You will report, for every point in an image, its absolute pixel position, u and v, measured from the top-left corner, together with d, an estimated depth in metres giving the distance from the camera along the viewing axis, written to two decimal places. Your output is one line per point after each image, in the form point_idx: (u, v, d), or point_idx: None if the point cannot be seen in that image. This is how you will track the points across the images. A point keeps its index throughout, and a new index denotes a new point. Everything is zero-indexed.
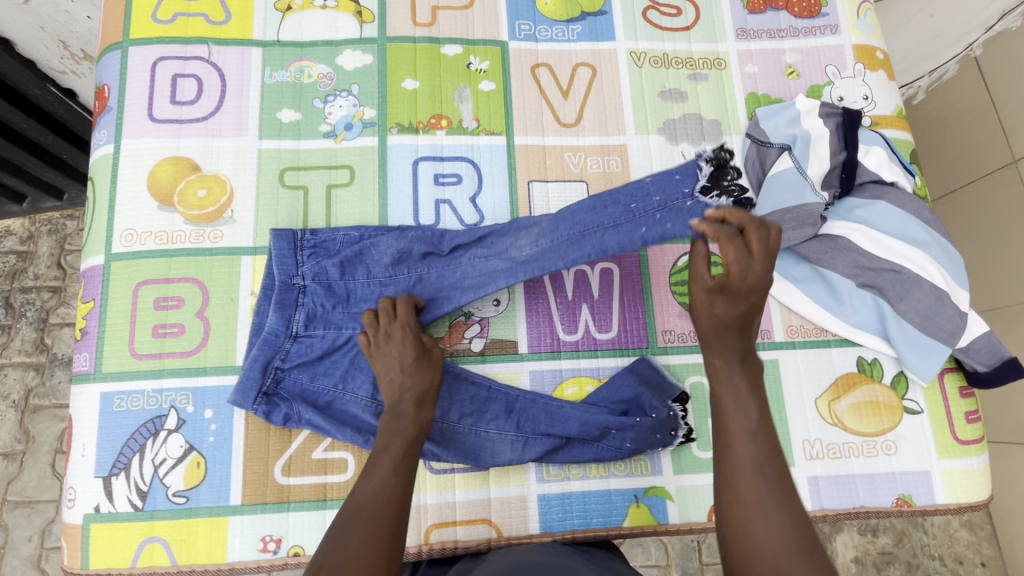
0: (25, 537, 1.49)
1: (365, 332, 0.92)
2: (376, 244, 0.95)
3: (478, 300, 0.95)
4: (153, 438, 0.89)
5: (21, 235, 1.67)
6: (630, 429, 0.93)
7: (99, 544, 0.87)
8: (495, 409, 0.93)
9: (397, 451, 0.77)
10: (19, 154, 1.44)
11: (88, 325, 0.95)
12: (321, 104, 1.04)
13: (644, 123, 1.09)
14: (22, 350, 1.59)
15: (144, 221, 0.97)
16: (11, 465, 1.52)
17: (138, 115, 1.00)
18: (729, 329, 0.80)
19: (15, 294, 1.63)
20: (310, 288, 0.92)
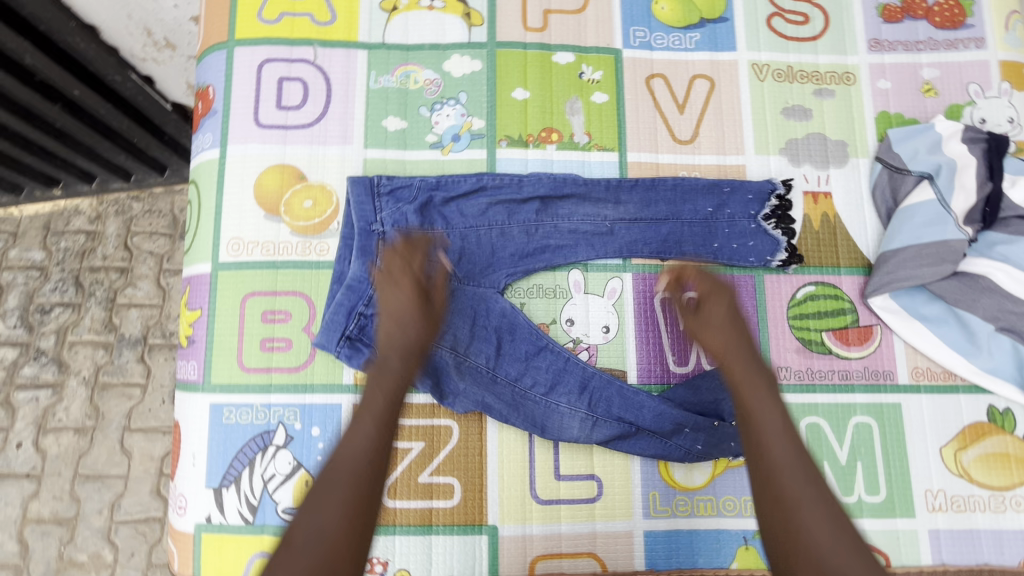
0: (95, 510, 1.53)
1: (449, 280, 0.92)
2: (455, 189, 0.95)
3: (557, 248, 0.96)
4: (263, 453, 0.89)
5: (90, 215, 1.70)
6: (703, 430, 0.90)
7: (211, 553, 0.88)
8: (570, 382, 0.91)
9: (376, 403, 0.74)
10: (94, 139, 1.44)
11: (195, 333, 0.94)
12: (428, 112, 1.00)
13: (765, 141, 1.02)
14: (91, 328, 1.62)
15: (251, 230, 0.95)
16: (82, 439, 1.57)
17: (244, 119, 0.98)
18: (743, 341, 0.79)
19: (85, 273, 1.66)
20: (391, 234, 0.92)
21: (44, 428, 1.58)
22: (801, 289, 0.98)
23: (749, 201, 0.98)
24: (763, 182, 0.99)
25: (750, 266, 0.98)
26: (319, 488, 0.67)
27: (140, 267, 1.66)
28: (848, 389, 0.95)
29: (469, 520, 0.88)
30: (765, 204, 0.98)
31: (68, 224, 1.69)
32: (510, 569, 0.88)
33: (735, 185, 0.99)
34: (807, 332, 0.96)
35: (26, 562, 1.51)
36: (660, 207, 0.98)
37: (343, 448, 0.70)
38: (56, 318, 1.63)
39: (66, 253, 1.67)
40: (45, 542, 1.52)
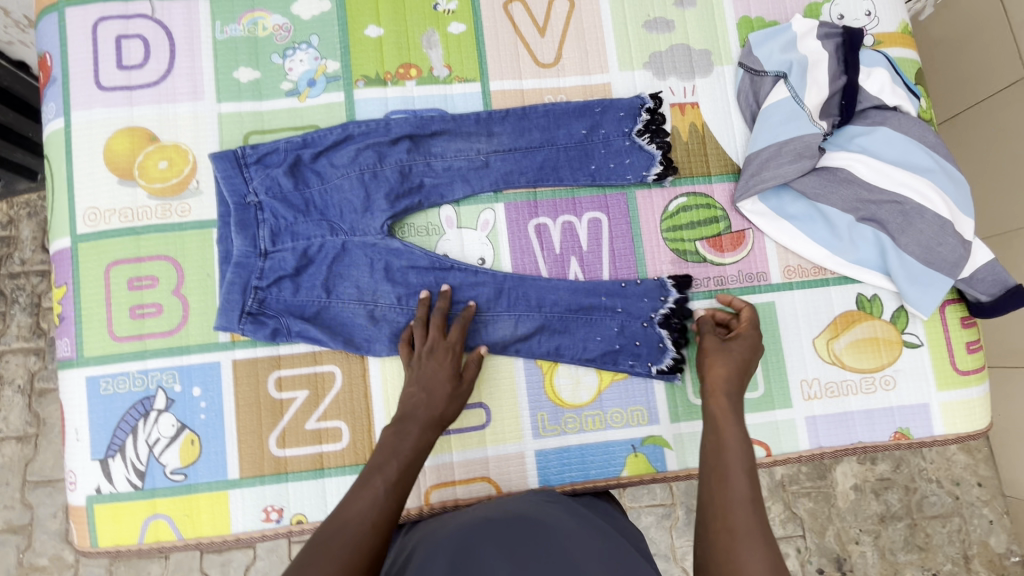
0: (51, 513, 1.54)
1: (336, 237, 0.92)
2: (322, 144, 0.93)
3: (437, 184, 0.95)
4: (145, 419, 0.88)
5: (1, 221, 1.60)
6: (616, 296, 0.95)
7: (105, 522, 0.88)
8: (485, 291, 0.93)
9: (388, 472, 0.74)
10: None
11: (64, 310, 0.92)
12: (281, 60, 0.97)
13: (629, 58, 1.01)
14: (19, 335, 1.57)
15: (106, 197, 0.92)
16: (26, 447, 1.55)
17: (84, 83, 0.93)
18: (734, 388, 0.81)
19: (4, 280, 1.57)
20: (267, 203, 0.91)
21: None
22: (674, 201, 0.99)
23: (620, 119, 0.98)
24: (632, 98, 0.99)
25: (629, 184, 0.98)
26: (332, 535, 0.64)
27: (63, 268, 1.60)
28: (725, 293, 0.98)
29: (360, 460, 0.89)
30: (637, 118, 0.98)
31: None
32: (406, 501, 0.90)
33: (605, 104, 0.98)
34: (681, 243, 0.98)
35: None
36: (534, 136, 0.97)
37: (348, 505, 0.68)
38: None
39: None
40: (2, 552, 1.52)
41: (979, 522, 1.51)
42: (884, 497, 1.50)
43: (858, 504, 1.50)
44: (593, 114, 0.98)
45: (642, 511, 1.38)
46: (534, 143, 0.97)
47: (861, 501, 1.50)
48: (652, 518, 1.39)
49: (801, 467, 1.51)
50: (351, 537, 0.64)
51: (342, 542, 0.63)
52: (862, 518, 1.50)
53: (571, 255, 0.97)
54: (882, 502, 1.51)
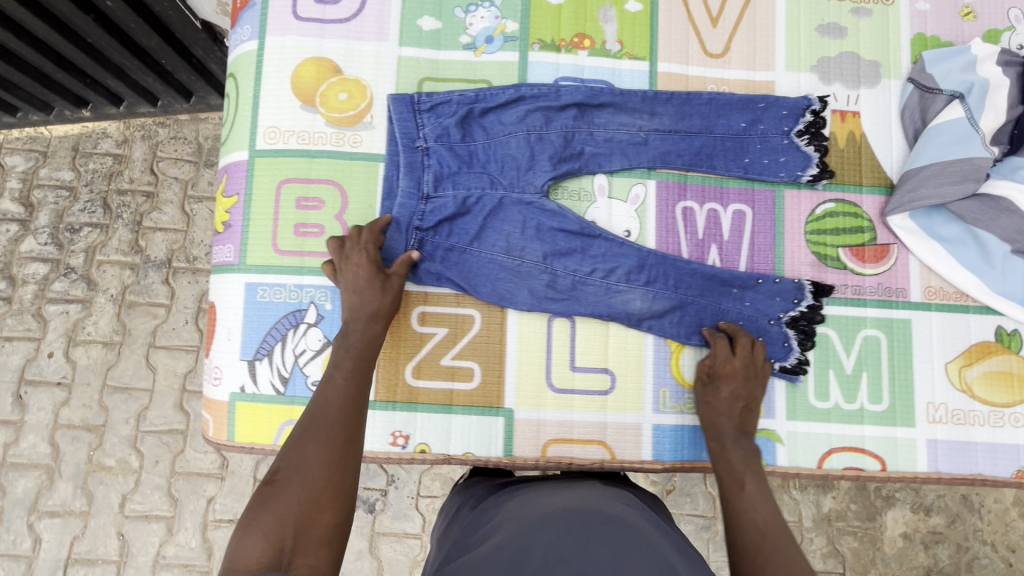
0: (123, 420, 1.62)
1: (494, 190, 0.94)
2: (492, 102, 0.96)
3: (596, 154, 0.97)
4: (294, 330, 0.94)
5: (117, 139, 1.73)
6: (750, 289, 0.95)
7: (245, 419, 0.94)
8: (626, 264, 0.95)
9: (344, 365, 0.85)
10: (121, 53, 1.46)
11: (232, 218, 0.99)
12: (463, 14, 1.01)
13: (797, 58, 1.02)
14: (119, 249, 1.68)
15: (287, 119, 0.97)
16: (110, 352, 1.64)
17: (282, 12, 0.99)
18: (737, 428, 0.89)
19: (112, 195, 1.70)
20: (434, 150, 0.94)
21: (74, 340, 1.65)
22: (821, 205, 0.99)
23: (782, 117, 0.98)
24: (799, 98, 0.98)
25: (778, 183, 0.99)
26: (308, 428, 0.77)
27: (165, 192, 1.70)
28: (859, 303, 0.98)
29: (488, 402, 0.93)
30: (799, 118, 0.98)
31: (96, 147, 1.73)
32: (524, 450, 0.93)
33: (770, 99, 0.98)
34: (824, 248, 0.98)
35: (58, 464, 1.61)
36: (695, 122, 0.98)
37: (323, 401, 0.80)
38: (85, 238, 1.68)
39: (94, 174, 1.71)
40: (76, 446, 1.61)
41: None
42: (934, 551, 1.48)
43: (905, 552, 1.48)
44: (755, 109, 0.98)
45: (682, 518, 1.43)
46: (695, 128, 0.98)
47: (909, 550, 1.48)
48: (691, 527, 1.43)
49: (852, 505, 1.48)
50: (327, 424, 0.78)
51: (318, 430, 0.77)
52: (908, 568, 1.47)
53: (712, 242, 0.99)
54: (931, 555, 1.48)
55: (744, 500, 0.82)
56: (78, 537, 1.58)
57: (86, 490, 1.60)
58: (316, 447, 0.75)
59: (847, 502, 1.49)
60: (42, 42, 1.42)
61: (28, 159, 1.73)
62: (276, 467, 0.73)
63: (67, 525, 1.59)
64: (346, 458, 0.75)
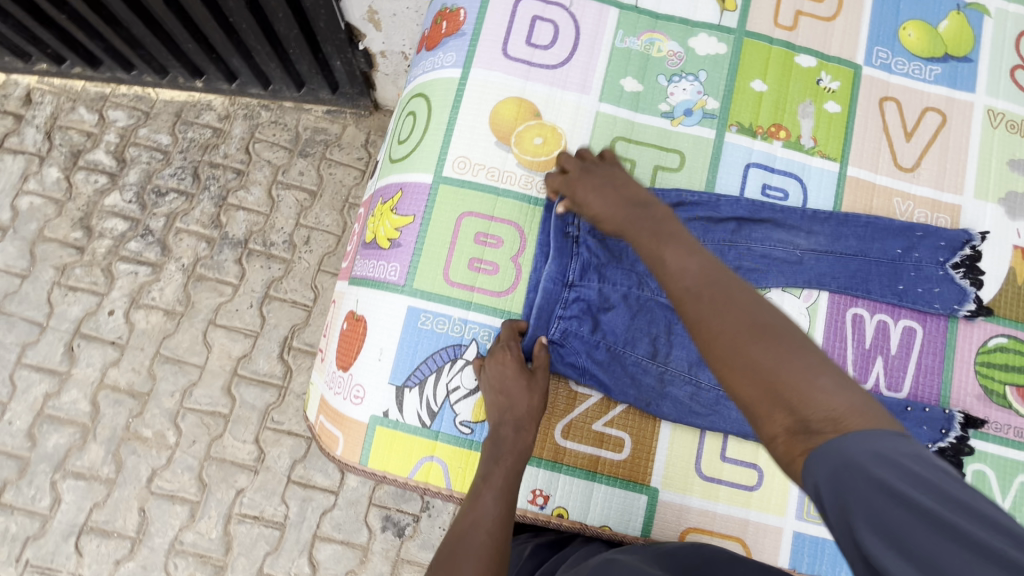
0: (168, 392, 1.54)
1: (642, 291, 0.92)
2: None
3: (747, 271, 0.94)
4: (451, 364, 0.92)
5: (219, 113, 1.73)
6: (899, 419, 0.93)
7: (380, 445, 0.91)
8: None
9: (495, 480, 0.81)
10: (258, 40, 1.47)
11: (402, 238, 0.98)
12: (666, 82, 1.02)
13: (985, 187, 1.02)
14: (199, 220, 1.65)
15: (480, 152, 0.98)
16: (169, 321, 1.59)
17: (493, 47, 1.01)
18: (711, 287, 0.65)
19: (204, 166, 1.69)
20: (585, 240, 0.92)
21: (137, 302, 1.59)
22: (993, 338, 0.97)
23: (938, 248, 0.96)
24: (958, 232, 0.97)
25: (932, 312, 0.97)
26: (458, 549, 0.73)
27: (255, 173, 1.70)
28: (1018, 446, 0.95)
29: (633, 476, 0.90)
30: (960, 249, 0.96)
31: (199, 117, 1.73)
32: (662, 533, 0.89)
33: (929, 230, 0.97)
34: (990, 380, 0.96)
35: (94, 425, 1.51)
36: (852, 246, 0.96)
37: (472, 522, 0.76)
38: (169, 203, 1.66)
39: (190, 143, 1.71)
40: (116, 410, 1.52)
41: None
42: None
43: None
44: (912, 236, 0.97)
45: None
46: (852, 254, 0.96)
47: None
48: None
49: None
50: (476, 552, 0.73)
51: (470, 554, 0.72)
52: None
53: (877, 355, 0.97)
54: None
55: (717, 326, 0.61)
56: (99, 505, 1.47)
57: (117, 457, 1.50)
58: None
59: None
60: (185, 14, 1.42)
61: (131, 116, 1.71)
62: None
63: (89, 491, 1.48)
64: None
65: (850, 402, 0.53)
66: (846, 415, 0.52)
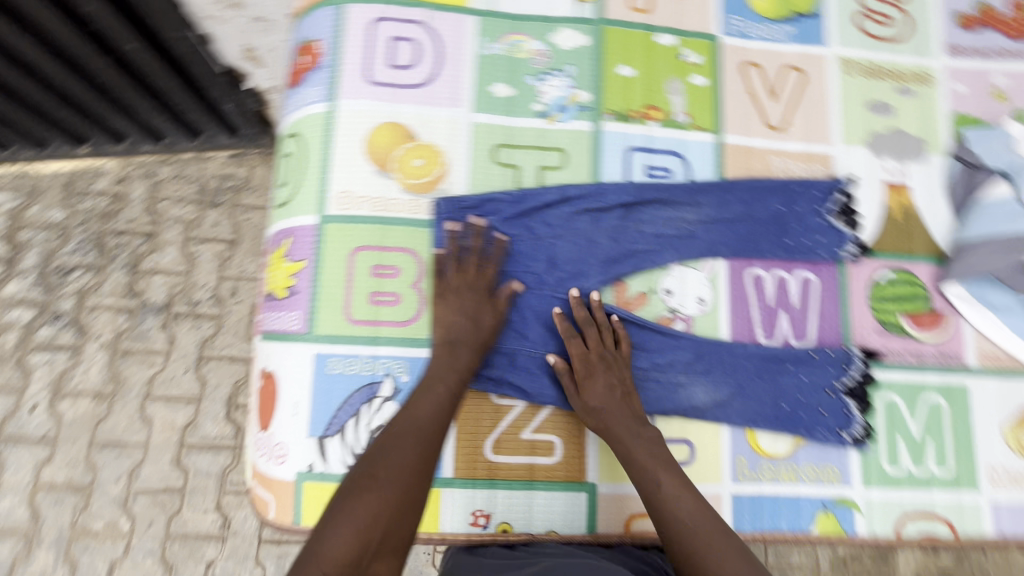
0: (114, 478, 1.45)
1: (545, 291, 0.94)
2: (537, 203, 0.97)
3: (642, 253, 0.97)
4: (369, 405, 0.90)
5: (115, 176, 1.63)
6: (804, 365, 0.99)
7: (312, 501, 0.89)
8: (683, 355, 0.96)
9: (449, 380, 0.84)
10: (135, 95, 1.37)
11: (298, 285, 0.95)
12: (535, 82, 1.02)
13: (851, 132, 1.07)
14: (114, 292, 1.56)
15: (360, 184, 0.95)
16: (101, 405, 1.49)
17: (355, 75, 0.98)
18: (630, 420, 0.87)
19: (109, 235, 1.59)
20: (481, 250, 0.94)
21: (60, 391, 1.50)
22: (882, 273, 1.03)
23: (815, 198, 1.03)
24: (828, 181, 1.04)
25: (818, 260, 1.02)
26: (395, 439, 0.76)
27: (167, 232, 1.60)
28: (920, 369, 1.01)
29: (571, 476, 0.91)
30: (831, 197, 1.03)
31: (91, 185, 1.62)
32: (608, 526, 0.90)
33: (804, 184, 1.03)
34: (885, 313, 1.02)
35: (37, 528, 1.42)
36: (736, 211, 1.00)
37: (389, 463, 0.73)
38: (75, 281, 1.56)
39: (88, 214, 1.60)
40: (58, 509, 1.43)
41: None
42: None
43: None
44: (789, 191, 1.03)
45: None
46: (736, 220, 1.00)
47: None
48: None
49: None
50: (411, 437, 0.77)
51: (409, 438, 0.76)
52: None
53: (781, 310, 1.00)
54: None
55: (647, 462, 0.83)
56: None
57: (70, 558, 1.41)
58: (403, 451, 0.75)
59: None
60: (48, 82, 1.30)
61: (14, 197, 1.60)
62: (372, 466, 0.73)
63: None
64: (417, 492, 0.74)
65: (725, 543, 0.74)
66: (717, 553, 0.73)
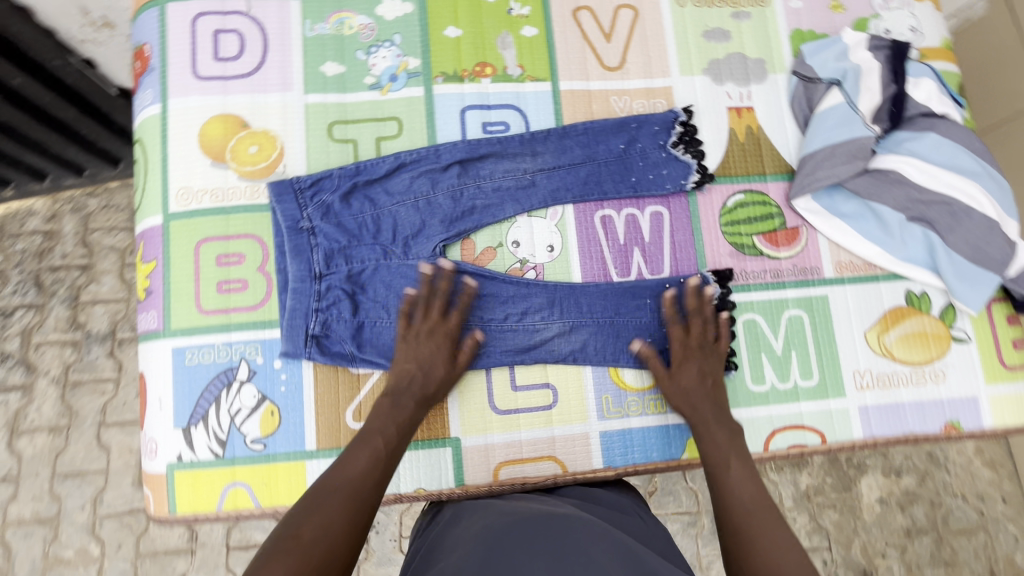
0: (78, 506, 1.50)
1: (389, 260, 0.96)
2: (373, 174, 0.97)
3: (482, 208, 0.98)
4: (227, 389, 0.92)
5: (46, 215, 1.64)
6: (661, 297, 0.99)
7: (185, 488, 0.91)
8: (536, 302, 0.97)
9: (389, 434, 0.84)
10: (42, 130, 1.37)
11: (152, 285, 0.97)
12: (365, 56, 1.03)
13: (688, 63, 1.07)
14: (57, 327, 1.58)
15: (199, 178, 0.97)
16: (57, 438, 1.53)
17: (183, 73, 1.00)
18: (713, 408, 0.91)
19: (45, 272, 1.61)
20: (321, 229, 0.95)
21: (16, 430, 1.53)
22: (731, 197, 1.04)
23: (655, 133, 1.03)
24: (666, 113, 1.03)
25: (667, 193, 1.02)
26: (323, 494, 0.75)
27: (102, 262, 1.62)
28: (779, 286, 1.02)
29: (434, 434, 0.93)
30: (671, 130, 1.02)
31: (23, 226, 1.63)
32: (475, 477, 0.93)
33: (640, 120, 1.03)
34: (738, 237, 1.03)
35: (11, 564, 1.48)
36: (577, 155, 1.01)
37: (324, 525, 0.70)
38: (19, 320, 1.58)
39: (23, 255, 1.61)
40: (29, 542, 1.49)
41: (1004, 537, 1.53)
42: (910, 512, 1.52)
43: (883, 518, 1.52)
44: (629, 129, 1.03)
45: (666, 519, 1.43)
46: (577, 163, 1.01)
47: (887, 514, 1.52)
48: (676, 526, 1.43)
49: (827, 478, 1.52)
50: (344, 491, 0.76)
51: (332, 496, 0.74)
52: (888, 532, 1.51)
53: (634, 246, 1.01)
54: (907, 516, 1.52)
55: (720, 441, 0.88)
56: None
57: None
58: (331, 510, 0.73)
59: (822, 476, 1.53)
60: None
61: None
62: (301, 524, 0.70)
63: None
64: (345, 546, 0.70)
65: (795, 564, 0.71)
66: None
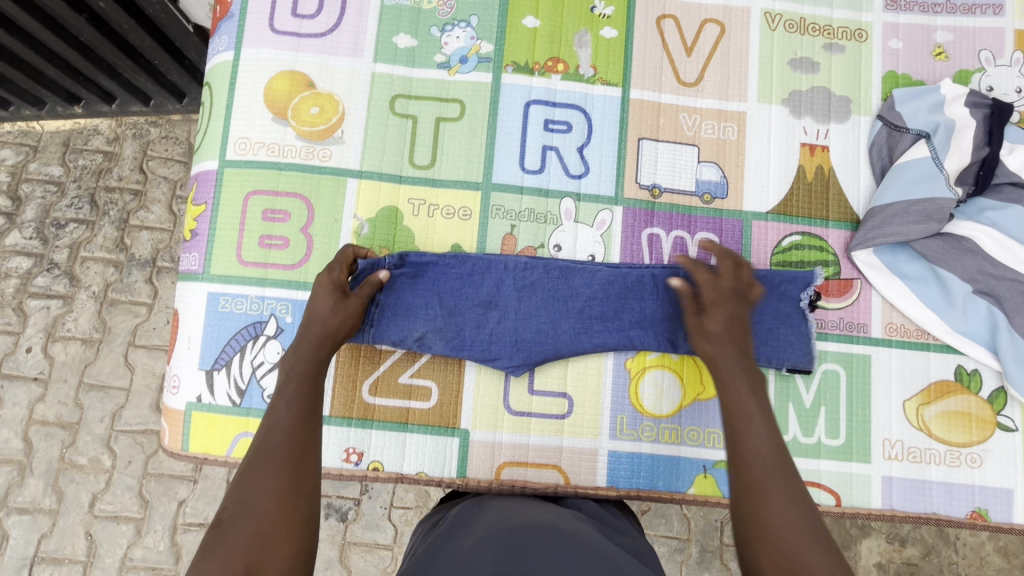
0: (98, 418, 1.51)
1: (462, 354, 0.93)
2: (484, 270, 0.94)
3: (578, 334, 0.94)
4: (253, 342, 0.94)
5: (108, 135, 1.63)
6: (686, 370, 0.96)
7: (199, 429, 0.94)
8: (555, 367, 0.95)
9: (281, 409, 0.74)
10: (116, 55, 1.41)
11: (199, 227, 0.99)
12: (439, 33, 1.01)
13: (768, 91, 1.03)
14: (103, 246, 1.58)
15: (258, 131, 0.98)
16: (88, 349, 1.54)
17: (260, 24, 1.00)
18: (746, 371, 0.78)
19: (100, 192, 1.61)
20: (414, 307, 0.92)
21: (53, 335, 1.54)
22: (788, 237, 0.99)
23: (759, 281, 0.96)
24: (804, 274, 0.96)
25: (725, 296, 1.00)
26: (246, 481, 0.66)
27: (153, 191, 1.61)
28: (821, 337, 0.98)
29: (444, 421, 0.93)
30: (803, 291, 0.95)
31: (87, 143, 1.63)
32: (478, 472, 0.93)
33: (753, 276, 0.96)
34: None
35: (30, 460, 1.50)
36: None
37: (239, 501, 0.64)
38: (70, 233, 1.59)
39: (83, 170, 1.62)
40: (49, 443, 1.50)
41: None
42: None
43: None
44: None
45: (656, 540, 1.40)
46: None
47: None
48: (665, 549, 1.40)
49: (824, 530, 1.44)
50: (275, 453, 0.69)
51: (267, 463, 0.68)
52: None
53: None
54: None
55: (755, 460, 0.69)
56: (46, 535, 1.46)
57: (57, 488, 1.49)
58: (262, 481, 0.66)
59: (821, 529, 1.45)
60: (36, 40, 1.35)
61: (18, 152, 1.63)
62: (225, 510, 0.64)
63: (35, 523, 1.47)
64: (300, 483, 0.68)
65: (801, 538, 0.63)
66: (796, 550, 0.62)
